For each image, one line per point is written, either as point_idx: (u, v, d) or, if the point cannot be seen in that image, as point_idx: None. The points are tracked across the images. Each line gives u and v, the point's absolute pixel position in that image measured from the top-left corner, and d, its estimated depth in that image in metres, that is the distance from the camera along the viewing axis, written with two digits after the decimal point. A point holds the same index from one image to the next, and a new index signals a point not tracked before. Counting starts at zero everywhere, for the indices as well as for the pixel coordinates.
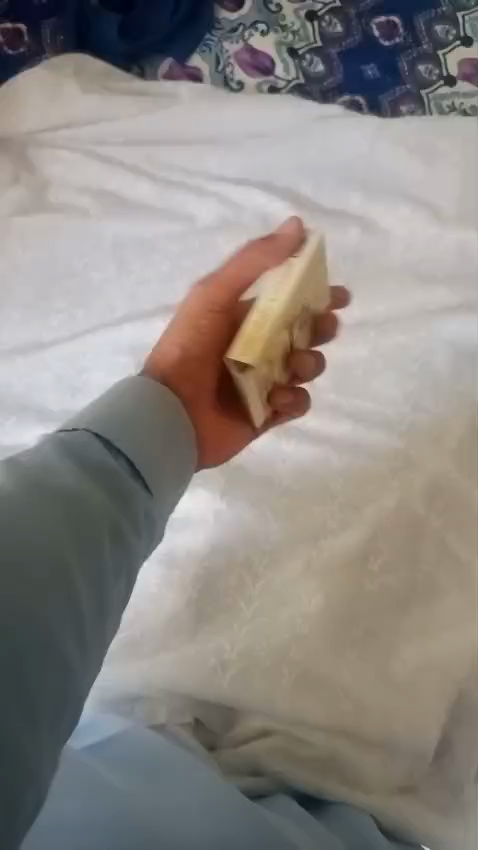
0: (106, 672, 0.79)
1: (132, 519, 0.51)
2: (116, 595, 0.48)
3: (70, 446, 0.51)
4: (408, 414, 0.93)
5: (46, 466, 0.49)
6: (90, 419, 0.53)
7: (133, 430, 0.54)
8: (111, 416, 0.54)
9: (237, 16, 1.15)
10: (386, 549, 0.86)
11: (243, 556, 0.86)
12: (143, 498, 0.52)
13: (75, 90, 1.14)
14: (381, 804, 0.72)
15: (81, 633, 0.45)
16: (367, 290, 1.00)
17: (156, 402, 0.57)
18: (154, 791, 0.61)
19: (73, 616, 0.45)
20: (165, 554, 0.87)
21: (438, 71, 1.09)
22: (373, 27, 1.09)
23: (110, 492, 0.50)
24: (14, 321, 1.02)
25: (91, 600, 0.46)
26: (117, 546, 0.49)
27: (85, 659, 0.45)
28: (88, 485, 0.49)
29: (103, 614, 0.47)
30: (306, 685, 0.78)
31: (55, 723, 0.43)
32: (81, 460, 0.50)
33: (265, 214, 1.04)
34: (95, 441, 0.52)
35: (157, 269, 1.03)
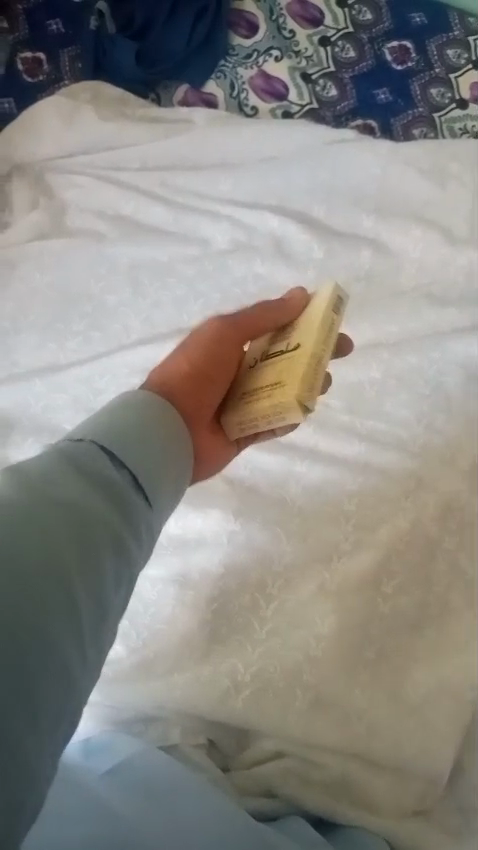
0: (119, 693, 0.79)
1: (134, 531, 0.46)
2: (117, 610, 0.44)
3: (71, 452, 0.47)
4: (420, 434, 0.93)
5: (45, 473, 0.45)
6: (95, 427, 0.49)
7: (136, 440, 0.50)
8: (115, 427, 0.50)
9: (252, 41, 1.18)
10: (399, 571, 0.86)
11: (257, 576, 0.87)
12: (145, 511, 0.48)
13: (92, 117, 1.16)
14: (395, 828, 0.73)
15: (80, 653, 0.41)
16: (377, 311, 1.00)
17: (160, 415, 0.53)
18: (158, 818, 0.61)
19: (71, 634, 0.40)
20: (179, 574, 0.88)
21: (450, 95, 1.09)
22: (386, 51, 1.12)
23: (112, 501, 0.46)
24: (31, 343, 1.04)
25: (91, 615, 0.42)
26: (119, 558, 0.45)
27: (81, 682, 0.41)
28: (89, 495, 0.45)
29: (102, 632, 0.43)
30: (319, 707, 0.78)
31: (52, 751, 0.39)
32: (83, 468, 0.46)
33: (278, 238, 1.06)
34: (99, 449, 0.48)
35: (171, 292, 1.04)
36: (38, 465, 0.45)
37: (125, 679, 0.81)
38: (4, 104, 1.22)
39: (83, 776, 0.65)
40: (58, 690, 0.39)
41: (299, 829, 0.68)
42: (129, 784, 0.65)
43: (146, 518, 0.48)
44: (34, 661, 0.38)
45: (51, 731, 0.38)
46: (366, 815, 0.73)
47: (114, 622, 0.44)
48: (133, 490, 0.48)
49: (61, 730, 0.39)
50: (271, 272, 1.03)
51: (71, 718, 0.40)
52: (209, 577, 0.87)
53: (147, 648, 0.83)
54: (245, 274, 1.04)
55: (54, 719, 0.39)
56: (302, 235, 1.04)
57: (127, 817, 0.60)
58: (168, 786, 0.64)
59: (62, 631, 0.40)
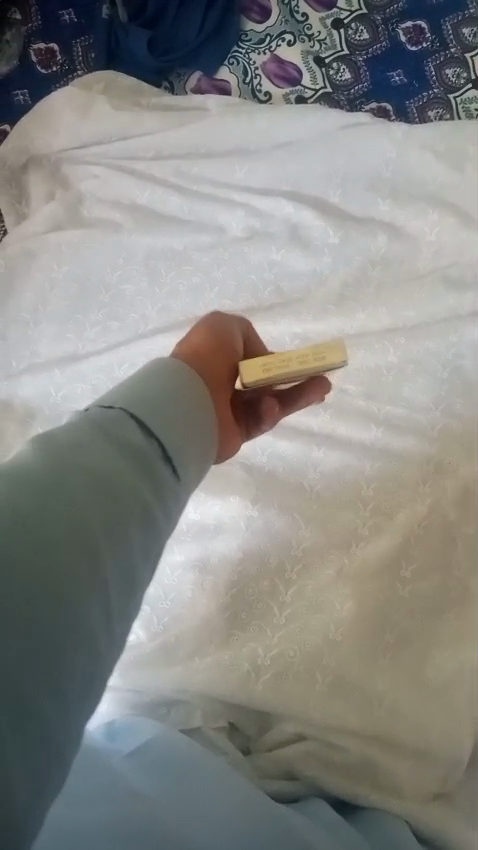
0: (141, 677, 0.81)
1: (161, 503, 0.47)
2: (141, 579, 0.45)
3: (100, 422, 0.46)
4: (438, 419, 0.93)
5: (74, 441, 0.44)
6: (123, 397, 0.49)
7: (165, 411, 0.50)
8: (144, 398, 0.50)
9: (264, 27, 1.19)
10: (417, 556, 0.86)
11: (276, 561, 0.88)
12: (171, 482, 0.48)
13: (106, 107, 1.15)
14: (416, 813, 0.73)
15: (107, 621, 0.41)
16: (392, 299, 0.99)
17: (188, 391, 0.53)
18: (178, 798, 0.62)
19: (98, 602, 0.41)
20: (199, 560, 0.89)
21: (466, 75, 1.08)
22: (400, 32, 1.12)
23: (140, 472, 0.46)
24: (51, 334, 1.05)
25: (117, 584, 0.42)
26: (145, 528, 0.45)
27: (108, 650, 0.41)
28: (119, 464, 0.45)
29: (128, 601, 0.43)
30: (339, 691, 0.79)
31: (79, 715, 0.39)
32: (112, 437, 0.46)
33: (293, 224, 1.05)
34: (127, 418, 0.48)
35: (188, 281, 1.04)
36: (67, 433, 0.45)
37: (148, 663, 0.82)
38: (18, 98, 1.25)
39: (106, 758, 0.66)
40: (87, 656, 0.39)
41: (318, 808, 0.70)
42: (150, 769, 0.66)
43: (171, 489, 0.48)
44: (64, 628, 0.38)
45: (80, 697, 0.39)
46: (387, 797, 0.74)
47: (138, 591, 0.44)
48: (162, 461, 0.48)
49: (89, 697, 0.40)
50: (287, 260, 1.04)
51: (98, 685, 0.40)
52: (227, 559, 0.89)
53: (171, 633, 0.85)
54: (261, 262, 1.04)
55: (82, 685, 0.39)
56: (317, 220, 1.04)
57: (148, 797, 0.61)
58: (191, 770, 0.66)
59: (91, 599, 0.40)
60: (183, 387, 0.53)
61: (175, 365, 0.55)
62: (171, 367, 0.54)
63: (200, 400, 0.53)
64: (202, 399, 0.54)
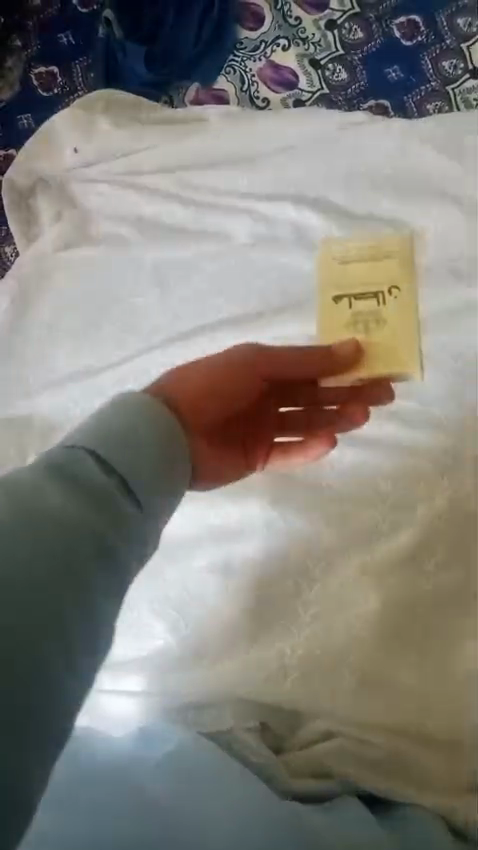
0: (183, 681, 0.85)
1: (126, 536, 0.51)
2: (106, 615, 0.49)
3: (58, 466, 0.50)
4: (454, 412, 0.92)
5: (32, 489, 0.49)
6: (89, 436, 0.53)
7: (138, 445, 0.54)
8: (113, 434, 0.53)
9: (258, 34, 1.19)
10: (440, 549, 0.86)
11: (298, 561, 0.89)
12: (136, 514, 0.52)
13: (107, 128, 1.18)
14: (450, 805, 0.75)
15: (66, 660, 0.45)
16: None
17: (166, 427, 0.56)
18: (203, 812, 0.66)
19: (56, 644, 0.45)
20: (223, 564, 0.91)
21: (463, 66, 1.08)
22: (394, 28, 1.12)
23: (102, 510, 0.50)
24: (67, 349, 1.08)
25: (76, 624, 0.47)
26: (105, 566, 0.49)
27: (71, 686, 0.46)
28: (78, 507, 0.49)
29: (91, 639, 0.47)
30: (367, 685, 0.81)
31: (51, 742, 0.44)
32: (69, 480, 0.50)
33: (299, 227, 1.06)
34: (89, 457, 0.51)
35: (196, 291, 1.06)
36: (28, 481, 0.49)
37: (179, 667, 0.86)
38: (23, 122, 1.29)
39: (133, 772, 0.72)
40: (44, 699, 0.44)
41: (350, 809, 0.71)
42: (171, 774, 0.71)
43: (137, 524, 0.52)
44: (17, 674, 0.43)
45: (41, 737, 0.43)
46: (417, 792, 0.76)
47: (102, 627, 0.48)
48: (124, 495, 0.52)
49: (54, 732, 0.44)
50: (294, 261, 1.04)
51: (63, 720, 0.45)
52: (249, 561, 0.90)
53: (198, 636, 0.88)
54: (268, 266, 1.04)
55: (42, 725, 0.44)
56: (321, 222, 1.04)
57: (168, 812, 0.66)
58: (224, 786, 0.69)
59: (46, 643, 0.44)
60: (160, 423, 0.57)
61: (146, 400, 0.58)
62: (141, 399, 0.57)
63: (176, 436, 0.57)
64: (175, 432, 0.57)
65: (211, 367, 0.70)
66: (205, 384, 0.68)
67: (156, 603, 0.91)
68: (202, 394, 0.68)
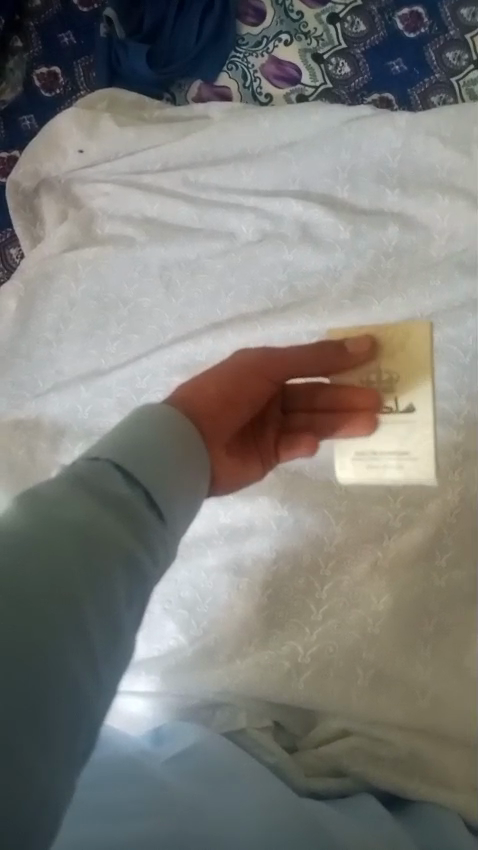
0: (193, 679, 0.85)
1: (147, 547, 0.51)
2: (127, 626, 0.48)
3: (81, 477, 0.51)
4: (463, 406, 0.91)
5: (57, 498, 0.49)
6: (110, 450, 0.54)
7: (154, 456, 0.55)
8: (132, 447, 0.55)
9: (260, 29, 1.19)
10: (452, 546, 0.86)
11: (309, 559, 0.89)
12: (157, 525, 0.52)
13: (112, 127, 1.15)
14: (469, 803, 0.74)
15: (90, 668, 0.45)
16: (411, 285, 0.98)
17: (177, 440, 0.58)
18: (214, 797, 0.67)
19: (79, 650, 0.44)
20: (233, 562, 0.91)
21: (468, 57, 1.07)
22: (397, 20, 1.11)
23: (122, 520, 0.50)
24: (74, 351, 1.08)
25: (101, 632, 0.46)
26: (128, 576, 0.49)
27: (94, 695, 0.45)
28: (100, 516, 0.49)
29: (114, 648, 0.47)
30: (382, 684, 0.81)
31: (70, 756, 0.42)
32: (95, 491, 0.50)
33: (304, 224, 1.05)
34: (111, 468, 0.52)
35: (202, 289, 1.05)
36: (53, 492, 0.49)
37: (191, 666, 0.86)
38: (25, 123, 1.27)
39: (149, 765, 0.73)
40: (71, 706, 0.42)
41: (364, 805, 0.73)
42: (185, 768, 0.73)
43: (157, 531, 0.52)
44: (48, 682, 0.41)
45: (66, 746, 0.42)
46: (435, 790, 0.76)
47: (123, 638, 0.48)
48: (146, 506, 0.53)
49: (77, 743, 0.43)
50: (299, 258, 1.03)
51: (86, 733, 0.44)
52: (262, 562, 0.90)
53: (212, 637, 0.87)
54: (273, 263, 1.04)
55: (68, 735, 0.42)
56: (326, 217, 1.03)
57: (174, 797, 0.66)
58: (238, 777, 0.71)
59: (74, 652, 0.43)
60: (174, 436, 0.58)
61: (163, 414, 0.60)
62: (159, 414, 0.59)
63: (185, 445, 0.59)
64: (186, 444, 0.59)
65: (223, 377, 0.68)
66: (220, 395, 0.67)
67: (168, 602, 0.91)
68: (215, 404, 0.66)
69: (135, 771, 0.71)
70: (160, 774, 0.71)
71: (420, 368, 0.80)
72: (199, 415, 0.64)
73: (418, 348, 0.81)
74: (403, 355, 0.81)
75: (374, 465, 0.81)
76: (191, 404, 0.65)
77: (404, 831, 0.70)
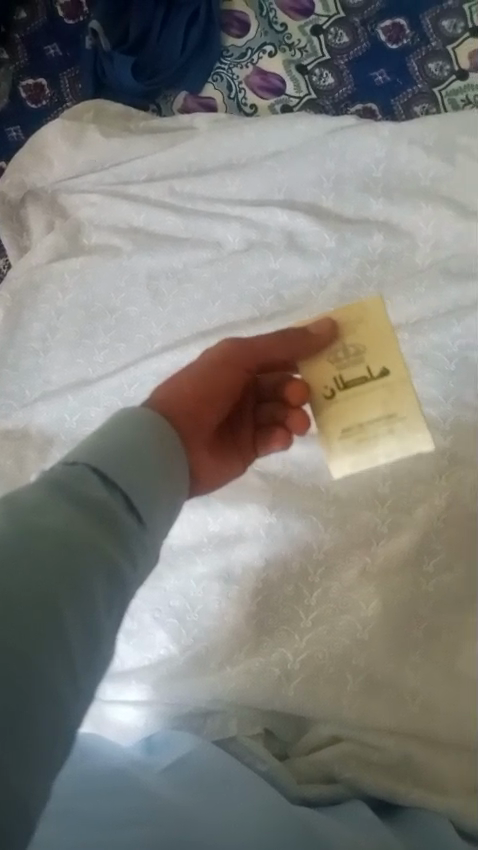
0: (184, 688, 0.84)
1: (128, 553, 0.51)
2: (107, 630, 0.49)
3: (61, 481, 0.51)
4: (450, 412, 0.92)
5: (35, 504, 0.49)
6: (92, 453, 0.54)
7: (136, 459, 0.55)
8: (114, 450, 0.54)
9: (245, 41, 1.20)
10: (441, 549, 0.86)
11: (298, 566, 0.89)
12: (138, 530, 0.53)
13: (97, 136, 1.17)
14: (464, 807, 0.75)
15: (70, 673, 0.45)
16: (396, 291, 0.99)
17: (164, 445, 0.58)
18: (209, 806, 0.67)
19: (60, 659, 0.44)
20: (224, 571, 0.90)
21: (449, 68, 1.09)
22: (379, 32, 1.13)
23: (103, 526, 0.50)
24: (62, 361, 1.08)
25: (81, 637, 0.46)
26: (109, 580, 0.49)
27: (73, 700, 0.45)
28: (81, 523, 0.49)
29: (93, 652, 0.47)
30: (371, 689, 0.82)
31: (51, 761, 0.43)
32: (74, 496, 0.50)
33: (290, 232, 1.06)
34: (90, 471, 0.52)
35: (189, 298, 1.06)
36: (29, 497, 0.49)
37: (182, 675, 0.86)
38: (12, 133, 1.28)
39: (143, 775, 0.73)
40: (50, 711, 0.43)
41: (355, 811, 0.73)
42: (180, 779, 0.73)
43: (139, 536, 0.53)
44: (29, 690, 0.42)
45: (47, 751, 0.42)
46: (425, 794, 0.76)
47: (102, 641, 0.48)
48: (126, 509, 0.53)
49: (57, 748, 0.43)
50: (286, 266, 1.04)
51: (66, 738, 0.44)
52: (252, 570, 0.90)
53: (203, 645, 0.87)
54: (260, 271, 1.05)
55: (49, 739, 0.43)
56: (312, 226, 1.04)
57: (170, 807, 0.66)
58: (232, 787, 0.71)
59: (54, 660, 0.44)
60: (156, 439, 0.58)
61: (145, 414, 0.60)
62: (140, 414, 0.59)
63: (168, 446, 0.59)
64: (171, 447, 0.59)
65: (196, 374, 0.71)
66: (195, 395, 0.69)
67: (158, 611, 0.90)
68: (191, 405, 0.69)
69: (129, 782, 0.71)
70: (154, 783, 0.71)
71: (379, 339, 0.92)
72: (179, 417, 0.67)
73: (376, 319, 0.93)
74: (363, 330, 0.92)
75: (363, 437, 0.89)
76: (169, 406, 0.67)
77: (394, 835, 0.70)
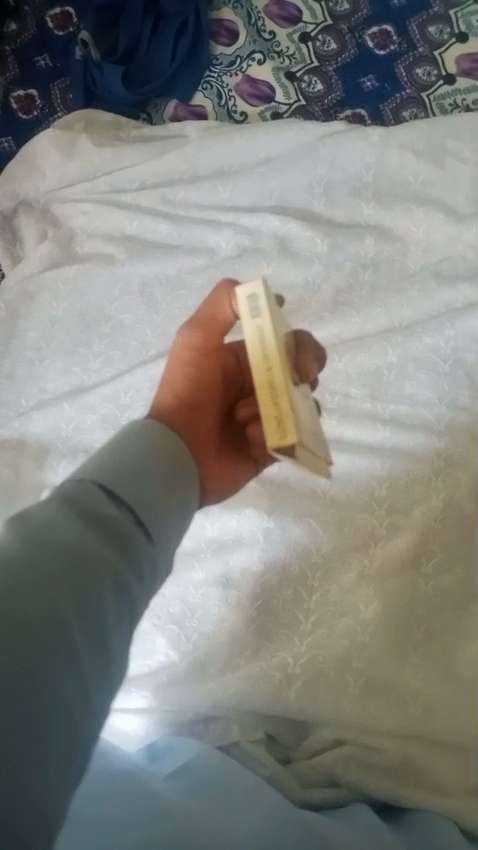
0: (182, 696, 0.84)
1: (137, 567, 0.51)
2: (119, 645, 0.48)
3: (72, 497, 0.51)
4: (444, 413, 0.94)
5: (46, 520, 0.49)
6: (98, 469, 0.54)
7: (140, 474, 0.56)
8: (118, 467, 0.55)
9: (233, 49, 1.21)
10: (438, 550, 0.88)
11: (297, 570, 0.89)
12: (146, 545, 0.53)
13: (89, 145, 1.17)
14: (463, 809, 0.75)
15: (81, 686, 0.45)
16: (388, 293, 1.01)
17: (166, 462, 0.59)
18: (219, 815, 0.67)
19: (70, 674, 0.44)
20: (222, 576, 0.90)
21: (437, 72, 1.11)
22: (367, 38, 1.14)
23: (111, 541, 0.51)
24: (57, 369, 1.07)
25: (90, 653, 0.46)
26: (118, 595, 0.49)
27: (87, 715, 0.45)
28: (90, 538, 0.49)
29: (105, 666, 0.47)
30: (371, 693, 0.82)
31: (63, 777, 0.42)
32: (83, 511, 0.51)
33: (282, 238, 1.06)
34: (96, 487, 0.53)
35: (183, 305, 1.06)
36: (42, 513, 0.49)
37: (181, 681, 0.85)
38: (3, 144, 1.27)
39: (150, 781, 0.72)
40: (60, 725, 0.42)
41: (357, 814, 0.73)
42: (189, 786, 0.72)
43: (146, 551, 0.53)
44: (36, 705, 0.42)
45: (60, 765, 0.42)
46: (429, 798, 0.76)
47: (111, 651, 0.48)
48: (134, 524, 0.53)
49: (69, 765, 0.43)
50: (278, 272, 1.04)
51: (80, 754, 0.44)
52: (250, 575, 0.89)
53: (202, 651, 0.86)
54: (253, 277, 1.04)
55: (58, 753, 0.42)
56: (304, 231, 1.05)
57: (179, 816, 0.65)
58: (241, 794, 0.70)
59: (63, 676, 0.44)
60: (156, 452, 0.59)
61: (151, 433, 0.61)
62: (145, 433, 0.60)
63: (172, 460, 0.60)
64: (172, 462, 0.59)
65: (177, 380, 0.75)
66: (181, 402, 0.72)
67: (158, 619, 0.90)
68: (184, 413, 0.71)
69: (136, 790, 0.69)
70: (163, 794, 0.69)
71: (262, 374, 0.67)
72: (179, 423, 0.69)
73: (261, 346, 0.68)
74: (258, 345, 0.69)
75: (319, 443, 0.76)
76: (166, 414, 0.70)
77: (400, 840, 0.71)
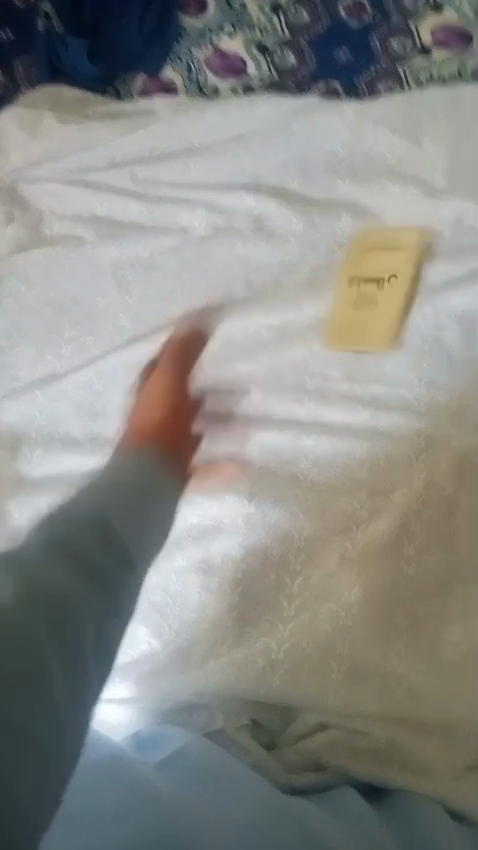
0: (165, 685, 0.83)
1: (116, 595, 0.53)
2: (98, 672, 0.51)
3: (48, 533, 0.54)
4: (423, 393, 0.93)
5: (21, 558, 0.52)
6: (76, 502, 0.57)
7: (118, 500, 0.58)
8: (96, 498, 0.57)
9: (202, 20, 1.13)
10: (420, 534, 0.87)
11: (278, 554, 0.88)
12: (126, 570, 0.55)
13: (55, 126, 1.14)
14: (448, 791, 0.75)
15: (57, 720, 0.47)
16: (366, 265, 0.98)
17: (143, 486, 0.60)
18: (210, 805, 0.66)
19: (44, 705, 0.47)
20: (203, 562, 0.88)
21: (412, 44, 1.05)
22: (340, 9, 1.06)
23: (88, 571, 0.52)
24: (28, 356, 1.04)
25: (66, 682, 0.48)
26: (96, 623, 0.51)
27: (62, 744, 0.47)
28: (63, 573, 0.51)
29: (85, 696, 0.49)
30: (356, 678, 0.81)
31: (37, 806, 0.45)
32: (57, 544, 0.53)
33: (257, 216, 1.04)
34: (73, 518, 0.55)
35: (157, 287, 1.03)
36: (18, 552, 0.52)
37: (164, 670, 0.84)
38: None
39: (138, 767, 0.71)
40: (28, 755, 0.45)
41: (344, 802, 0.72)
42: (179, 773, 0.71)
43: (127, 576, 0.54)
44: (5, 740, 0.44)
45: (37, 792, 0.45)
46: (416, 780, 0.76)
47: (97, 673, 0.51)
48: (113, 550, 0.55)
49: (45, 793, 0.46)
50: (254, 252, 1.02)
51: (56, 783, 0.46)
52: (231, 561, 0.88)
53: (185, 638, 0.86)
54: (228, 258, 1.02)
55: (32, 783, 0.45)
56: (278, 210, 1.03)
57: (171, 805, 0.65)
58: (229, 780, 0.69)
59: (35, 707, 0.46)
60: (134, 475, 0.61)
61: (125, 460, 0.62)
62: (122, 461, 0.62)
63: (149, 482, 0.61)
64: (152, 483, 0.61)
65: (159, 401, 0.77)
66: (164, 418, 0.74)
67: (139, 608, 0.88)
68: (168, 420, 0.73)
69: (125, 777, 0.69)
70: (152, 781, 0.69)
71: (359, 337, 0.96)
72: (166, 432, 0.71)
73: None
74: None
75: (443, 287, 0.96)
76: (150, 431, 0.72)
77: (387, 832, 0.70)
